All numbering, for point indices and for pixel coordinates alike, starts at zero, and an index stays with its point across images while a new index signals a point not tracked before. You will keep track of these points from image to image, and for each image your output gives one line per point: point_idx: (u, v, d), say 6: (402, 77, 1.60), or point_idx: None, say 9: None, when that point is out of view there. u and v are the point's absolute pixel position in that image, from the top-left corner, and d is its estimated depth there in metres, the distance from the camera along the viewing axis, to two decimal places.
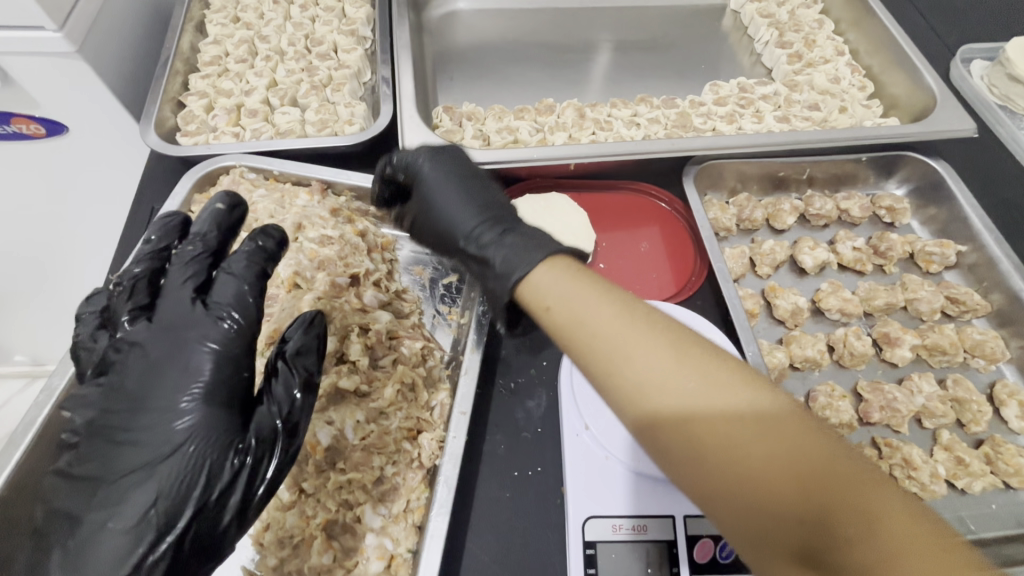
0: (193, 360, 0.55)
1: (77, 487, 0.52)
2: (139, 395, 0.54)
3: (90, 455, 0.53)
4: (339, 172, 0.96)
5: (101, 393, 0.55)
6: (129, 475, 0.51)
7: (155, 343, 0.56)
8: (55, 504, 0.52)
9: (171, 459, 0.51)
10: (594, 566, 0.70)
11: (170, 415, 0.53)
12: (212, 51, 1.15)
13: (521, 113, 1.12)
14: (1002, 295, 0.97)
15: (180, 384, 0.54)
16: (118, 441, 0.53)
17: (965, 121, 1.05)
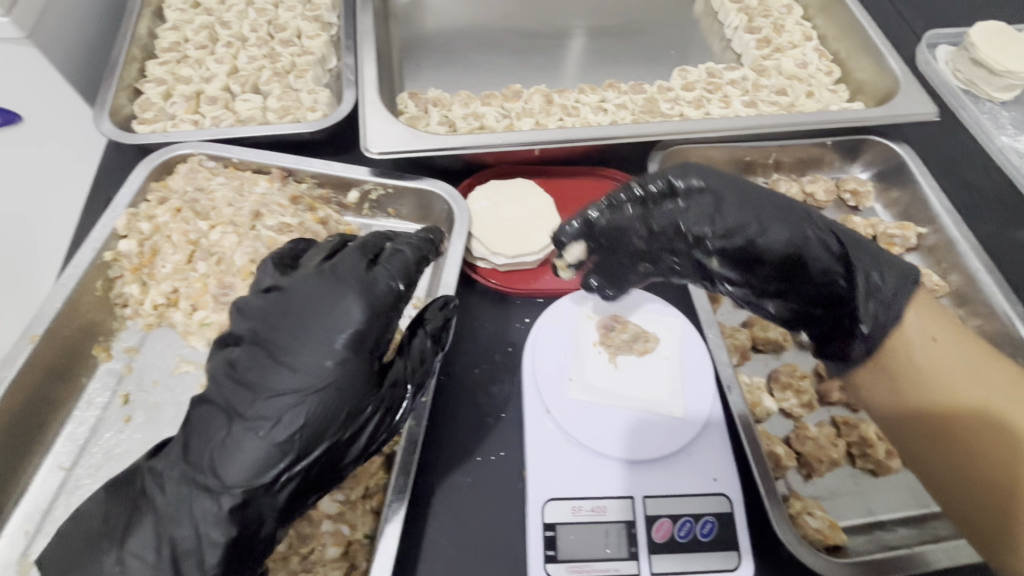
0: (352, 311, 0.62)
1: (227, 396, 0.62)
2: (293, 336, 0.62)
3: (241, 373, 0.62)
4: (300, 159, 0.94)
5: (256, 322, 0.64)
6: (269, 398, 0.60)
7: (317, 291, 0.64)
8: (210, 404, 0.62)
9: (308, 396, 0.59)
10: (553, 548, 0.70)
11: (336, 358, 0.61)
12: (171, 37, 1.12)
13: (487, 99, 1.11)
14: (959, 276, 0.99)
15: (336, 330, 0.62)
16: (266, 366, 0.62)
17: (927, 105, 1.06)
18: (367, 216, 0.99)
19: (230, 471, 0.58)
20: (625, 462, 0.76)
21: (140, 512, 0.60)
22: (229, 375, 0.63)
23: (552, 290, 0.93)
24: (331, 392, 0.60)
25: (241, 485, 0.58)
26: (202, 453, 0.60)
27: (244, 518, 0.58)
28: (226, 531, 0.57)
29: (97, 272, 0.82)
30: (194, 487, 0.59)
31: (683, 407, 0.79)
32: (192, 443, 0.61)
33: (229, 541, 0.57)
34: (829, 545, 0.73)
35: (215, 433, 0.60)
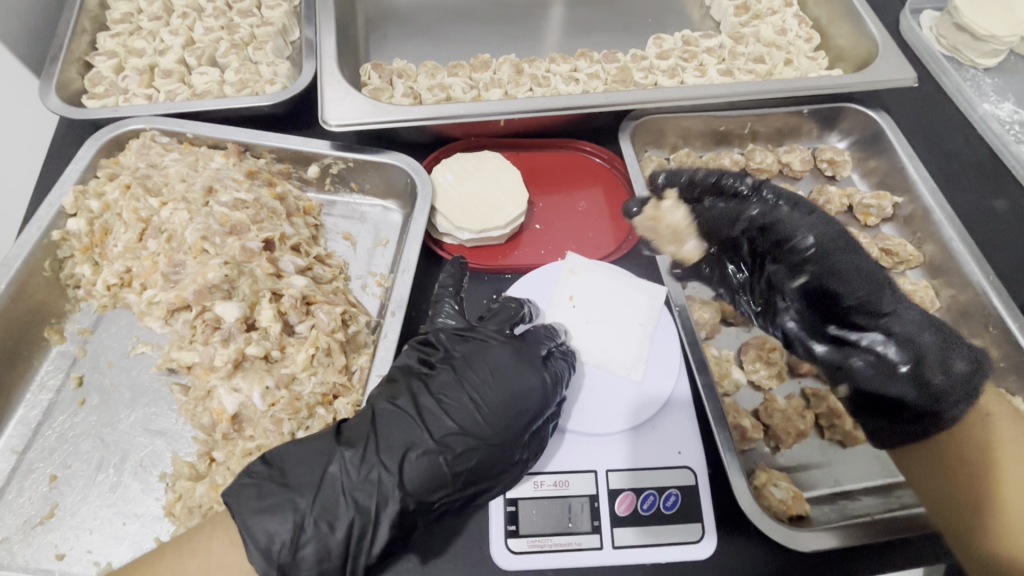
0: (536, 393, 0.68)
1: (425, 411, 0.66)
2: (486, 378, 0.69)
3: (435, 393, 0.68)
4: (256, 133, 0.90)
5: (452, 363, 0.70)
6: (456, 429, 0.66)
7: (513, 361, 0.70)
8: (401, 409, 0.66)
9: (492, 444, 0.66)
10: (515, 523, 0.70)
11: (523, 421, 0.67)
12: (122, 7, 1.07)
13: (455, 69, 1.08)
14: (934, 245, 0.97)
15: (525, 400, 0.68)
16: (460, 399, 0.67)
17: (906, 70, 1.03)
18: (330, 191, 0.96)
19: (411, 480, 0.63)
20: (589, 436, 0.75)
21: (328, 485, 0.61)
22: (426, 391, 0.68)
23: (519, 265, 0.91)
24: (502, 448, 0.67)
25: (412, 497, 0.63)
26: (395, 450, 0.64)
27: (399, 526, 0.63)
28: (386, 535, 0.62)
29: (45, 252, 0.79)
30: (384, 480, 0.62)
31: (642, 371, 0.79)
32: (386, 438, 0.64)
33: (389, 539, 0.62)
34: (792, 515, 0.72)
35: (407, 439, 0.64)
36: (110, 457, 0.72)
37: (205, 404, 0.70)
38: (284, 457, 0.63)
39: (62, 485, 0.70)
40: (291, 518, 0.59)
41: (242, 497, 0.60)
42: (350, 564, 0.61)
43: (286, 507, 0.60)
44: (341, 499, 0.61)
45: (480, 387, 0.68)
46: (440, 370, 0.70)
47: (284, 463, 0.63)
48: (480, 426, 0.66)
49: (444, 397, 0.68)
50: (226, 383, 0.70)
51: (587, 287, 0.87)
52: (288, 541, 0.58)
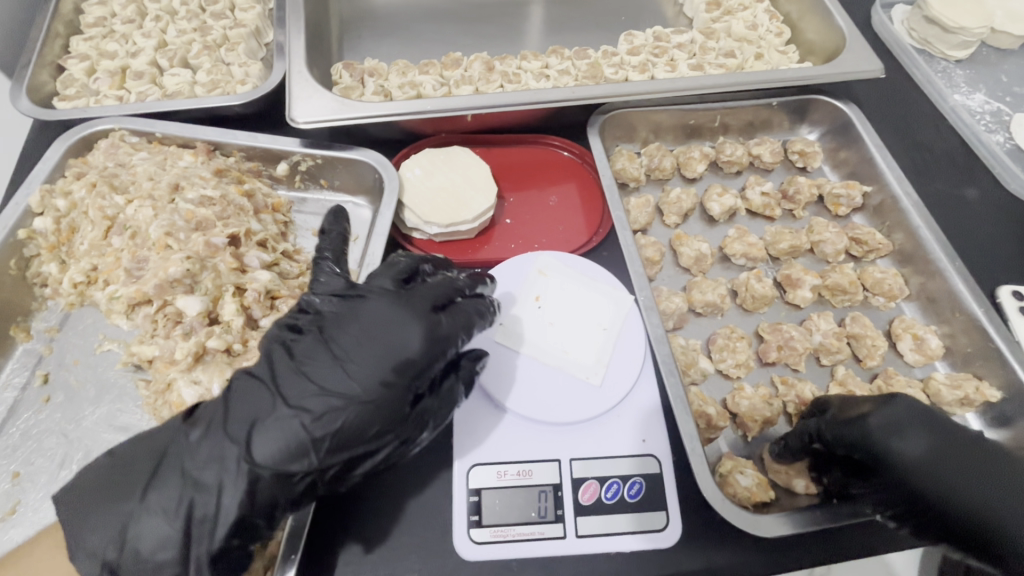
0: (412, 342, 0.62)
1: (279, 378, 0.62)
2: (357, 338, 0.63)
3: (297, 360, 0.64)
4: (225, 132, 0.91)
5: (315, 331, 0.66)
6: (315, 393, 0.61)
7: (389, 310, 0.65)
8: (255, 378, 0.63)
9: (361, 403, 0.60)
10: (478, 513, 0.70)
11: (400, 374, 0.61)
12: (96, 12, 1.09)
13: (426, 67, 1.09)
14: (903, 233, 0.97)
15: (398, 349, 0.62)
16: (325, 362, 0.62)
17: (873, 61, 1.04)
18: (300, 188, 0.96)
19: (262, 450, 0.58)
20: (554, 425, 0.74)
21: (164, 470, 0.60)
22: (287, 357, 0.64)
23: (490, 260, 0.92)
24: (376, 407, 0.60)
25: (264, 467, 0.58)
26: (258, 413, 0.61)
27: (251, 505, 0.59)
28: (224, 527, 0.58)
29: (11, 251, 0.79)
30: (229, 455, 0.59)
31: (602, 375, 0.78)
32: (234, 412, 0.61)
33: (226, 530, 0.58)
34: (757, 502, 0.73)
35: (256, 411, 0.61)
36: (74, 453, 0.72)
37: (165, 398, 0.70)
38: (129, 450, 0.63)
39: (25, 482, 0.70)
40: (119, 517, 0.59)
41: (76, 490, 0.60)
42: (192, 554, 0.58)
43: (121, 499, 0.59)
44: (175, 485, 0.59)
45: (354, 346, 0.63)
46: (314, 335, 0.65)
47: (130, 455, 0.62)
48: (350, 387, 0.60)
49: (311, 361, 0.63)
50: (186, 377, 0.69)
51: (556, 287, 0.85)
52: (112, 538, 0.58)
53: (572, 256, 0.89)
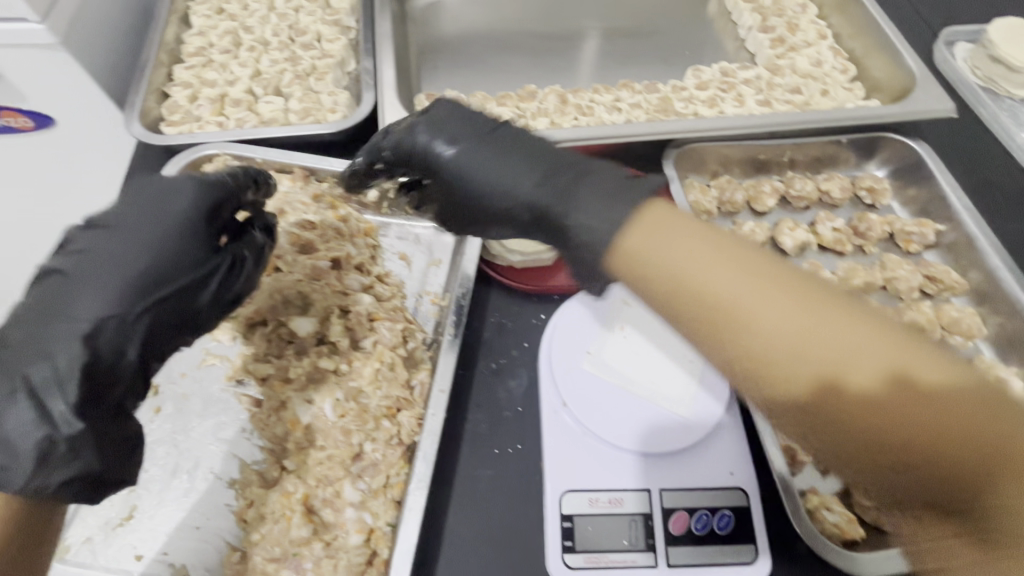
0: (177, 208, 0.67)
1: (67, 295, 0.62)
2: (112, 237, 0.65)
3: (75, 278, 0.63)
4: (322, 159, 0.96)
5: (73, 253, 0.64)
6: (136, 257, 0.65)
7: (148, 192, 0.68)
8: (54, 292, 0.62)
9: (160, 255, 0.66)
10: (571, 539, 0.71)
11: (146, 247, 0.65)
12: (196, 43, 1.16)
13: (503, 99, 1.13)
14: (979, 273, 0.98)
15: (156, 229, 0.66)
16: (109, 245, 0.65)
17: (944, 102, 1.06)
18: (385, 213, 0.97)
19: (85, 308, 0.61)
20: (643, 455, 0.76)
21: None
22: (63, 279, 0.63)
23: (567, 287, 0.93)
24: (194, 242, 0.68)
25: (92, 319, 0.61)
26: (46, 318, 0.61)
27: (95, 350, 0.60)
28: (81, 350, 0.59)
29: None
30: (48, 359, 0.58)
31: (690, 408, 0.79)
32: (62, 313, 0.61)
33: (134, 347, 0.63)
34: (846, 539, 0.73)
35: (52, 318, 0.61)
36: (183, 463, 0.75)
37: (279, 415, 0.75)
38: None
39: (140, 489, 0.73)
40: (19, 385, 0.57)
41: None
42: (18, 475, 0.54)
43: None
44: (3, 379, 0.57)
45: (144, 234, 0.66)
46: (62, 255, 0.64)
47: None
48: (156, 257, 0.65)
49: (104, 253, 0.64)
50: (300, 395, 0.75)
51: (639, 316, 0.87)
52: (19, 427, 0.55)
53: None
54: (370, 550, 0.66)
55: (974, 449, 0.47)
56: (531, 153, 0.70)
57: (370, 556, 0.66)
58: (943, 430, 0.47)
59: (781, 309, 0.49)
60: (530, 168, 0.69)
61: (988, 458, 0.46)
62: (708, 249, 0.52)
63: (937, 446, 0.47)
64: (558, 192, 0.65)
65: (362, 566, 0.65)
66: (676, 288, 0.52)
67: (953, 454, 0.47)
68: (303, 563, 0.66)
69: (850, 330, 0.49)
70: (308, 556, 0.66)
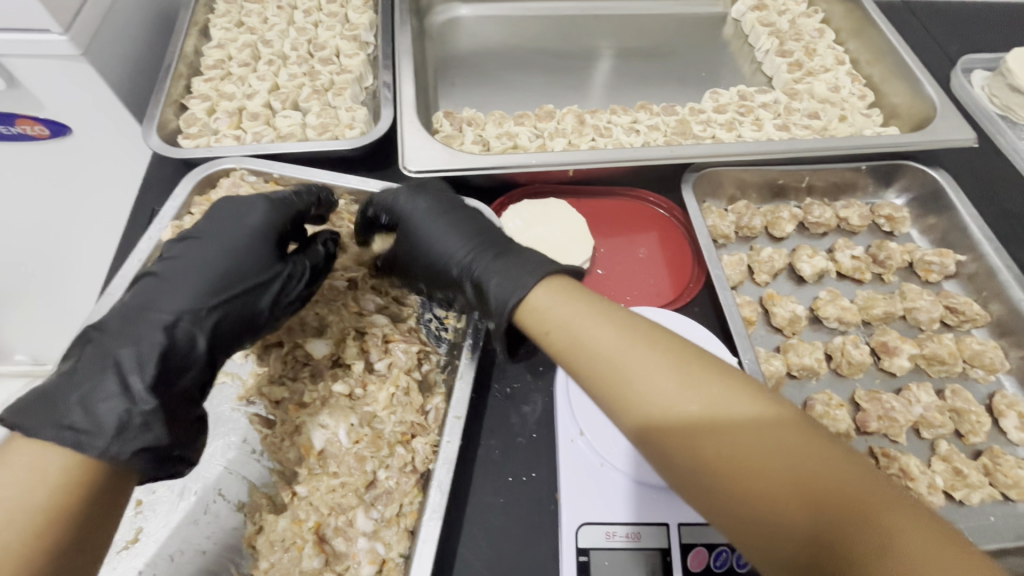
0: (263, 220, 0.73)
1: (161, 293, 0.66)
2: (205, 245, 0.71)
3: (170, 279, 0.67)
4: (339, 175, 0.95)
5: (170, 258, 0.69)
6: (215, 260, 0.69)
7: (227, 209, 0.74)
8: (147, 290, 0.66)
9: (238, 264, 0.71)
10: (587, 574, 0.69)
11: (234, 257, 0.71)
12: (215, 55, 1.16)
13: (521, 119, 1.13)
14: (1001, 305, 0.97)
15: (242, 239, 0.72)
16: (192, 251, 0.70)
17: (965, 131, 1.05)
18: None
19: (169, 302, 0.65)
20: (662, 488, 0.74)
21: (89, 353, 0.61)
22: (158, 279, 0.67)
23: None
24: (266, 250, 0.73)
25: (174, 313, 0.65)
26: (140, 312, 0.64)
27: (173, 341, 0.64)
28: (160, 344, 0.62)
29: None
30: (139, 349, 0.61)
31: None
32: (153, 311, 0.65)
33: (203, 338, 0.66)
34: None
35: (146, 314, 0.64)
36: (191, 484, 0.73)
37: (293, 440, 0.73)
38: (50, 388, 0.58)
39: (146, 510, 0.71)
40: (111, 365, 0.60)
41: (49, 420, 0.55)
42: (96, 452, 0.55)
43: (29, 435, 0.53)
44: (96, 362, 0.60)
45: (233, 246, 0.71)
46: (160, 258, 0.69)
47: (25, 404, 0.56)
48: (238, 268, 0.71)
49: (193, 259, 0.70)
50: (314, 420, 0.73)
51: None
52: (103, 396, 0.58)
53: (665, 308, 0.88)
54: None
55: (856, 523, 0.46)
56: (475, 229, 0.78)
57: None
58: (857, 498, 0.47)
59: (721, 381, 0.53)
60: (467, 240, 0.76)
61: (870, 527, 0.45)
62: (642, 341, 0.57)
63: (901, 549, 0.44)
64: (487, 263, 0.72)
65: None
66: (603, 360, 0.57)
67: (856, 534, 0.45)
68: None
69: (745, 398, 0.52)
70: None
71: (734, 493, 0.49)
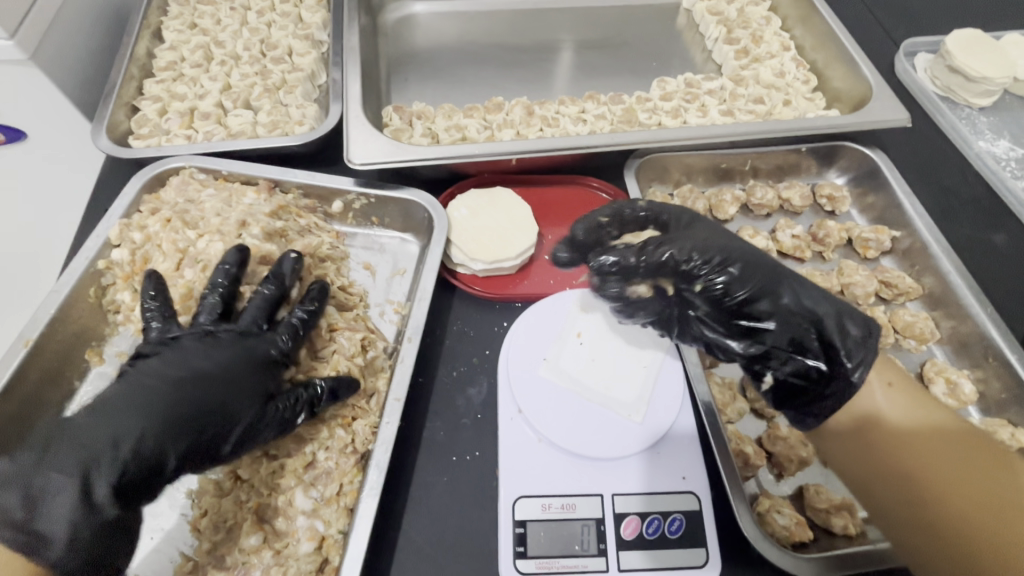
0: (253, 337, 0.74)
1: (139, 400, 0.66)
2: (198, 354, 0.71)
3: (152, 379, 0.68)
4: (286, 170, 0.98)
5: (167, 365, 0.70)
6: (207, 380, 0.69)
7: (260, 319, 0.77)
8: (130, 389, 0.67)
9: (230, 392, 0.69)
10: (523, 544, 0.72)
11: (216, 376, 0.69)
12: (167, 57, 1.18)
13: (470, 111, 1.15)
14: (933, 277, 1.00)
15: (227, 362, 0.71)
16: (197, 358, 0.71)
17: (898, 112, 1.08)
18: (352, 224, 1.02)
19: (144, 417, 0.64)
20: (598, 461, 0.77)
21: (57, 451, 0.61)
22: (141, 379, 0.68)
23: (529, 295, 0.95)
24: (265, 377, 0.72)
25: (146, 431, 0.63)
26: (119, 414, 0.64)
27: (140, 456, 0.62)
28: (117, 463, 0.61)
29: (90, 280, 0.86)
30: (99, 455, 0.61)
31: (642, 412, 0.81)
32: (119, 420, 0.64)
33: (167, 466, 0.64)
34: (796, 541, 0.74)
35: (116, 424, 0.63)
36: None
37: None
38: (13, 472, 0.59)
39: None
40: (75, 464, 0.60)
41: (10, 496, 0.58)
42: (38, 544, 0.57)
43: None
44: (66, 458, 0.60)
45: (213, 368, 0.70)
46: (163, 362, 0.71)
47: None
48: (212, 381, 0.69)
49: (181, 359, 0.70)
50: None
51: (595, 323, 0.89)
52: (59, 505, 0.58)
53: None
54: (320, 558, 0.67)
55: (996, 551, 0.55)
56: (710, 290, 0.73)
57: (320, 564, 0.67)
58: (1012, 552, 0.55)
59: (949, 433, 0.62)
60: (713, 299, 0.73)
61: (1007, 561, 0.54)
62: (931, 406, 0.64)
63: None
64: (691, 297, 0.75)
65: (312, 573, 0.66)
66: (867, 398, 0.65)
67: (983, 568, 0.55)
68: (251, 572, 0.67)
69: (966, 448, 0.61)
70: (256, 564, 0.67)
71: (916, 507, 0.60)
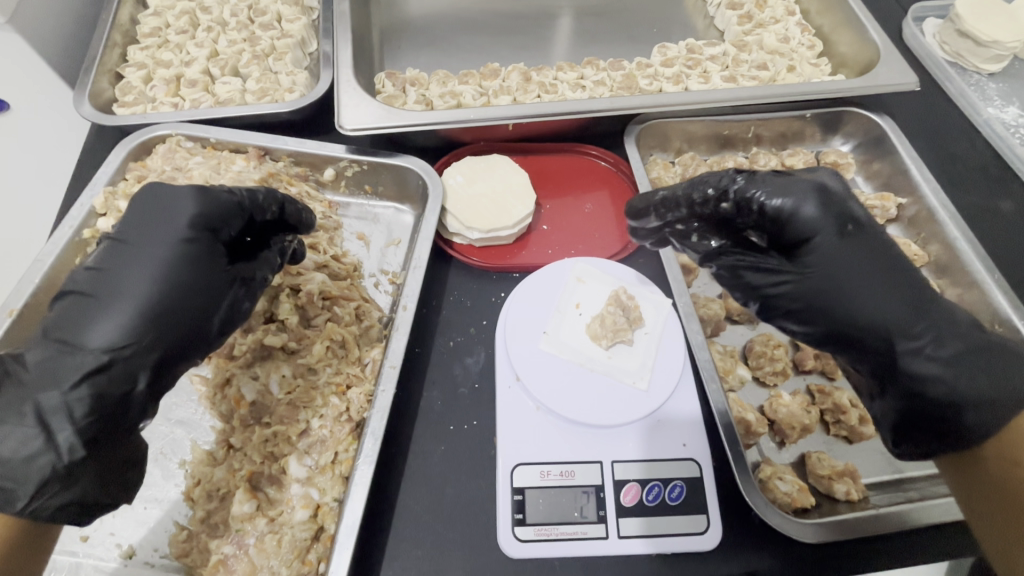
0: (193, 221, 0.68)
1: (86, 322, 0.62)
2: (133, 263, 0.66)
3: (101, 300, 0.64)
4: (276, 138, 0.95)
5: (104, 280, 0.65)
6: (153, 282, 0.65)
7: (158, 196, 0.69)
8: (75, 313, 0.63)
9: (185, 285, 0.66)
10: (522, 512, 0.71)
11: (166, 277, 0.65)
12: (152, 23, 1.14)
13: (465, 78, 1.12)
14: (939, 245, 0.98)
15: (171, 259, 0.66)
16: (130, 264, 0.66)
17: (907, 74, 1.04)
18: (345, 193, 1.00)
19: (98, 335, 0.62)
20: (600, 429, 0.76)
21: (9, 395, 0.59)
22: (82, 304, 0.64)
23: (528, 265, 0.93)
24: (214, 261, 0.69)
25: (107, 352, 0.61)
26: (68, 347, 0.61)
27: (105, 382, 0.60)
28: (89, 387, 0.59)
29: (76, 249, 0.84)
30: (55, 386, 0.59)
31: (647, 380, 0.79)
32: (76, 343, 0.62)
33: (146, 373, 0.63)
34: (798, 507, 0.73)
35: (71, 350, 0.61)
36: None
37: (223, 393, 0.75)
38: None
39: None
40: (32, 407, 0.58)
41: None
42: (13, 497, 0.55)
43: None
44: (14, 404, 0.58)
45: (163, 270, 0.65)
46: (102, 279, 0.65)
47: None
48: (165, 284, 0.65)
49: (122, 273, 0.65)
50: (244, 373, 0.75)
51: (594, 293, 0.87)
52: (32, 451, 0.56)
53: (608, 263, 0.91)
54: (316, 526, 0.66)
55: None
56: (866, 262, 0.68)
57: (316, 532, 0.66)
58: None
59: None
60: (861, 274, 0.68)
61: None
62: None
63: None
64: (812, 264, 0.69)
65: (307, 541, 0.65)
66: None
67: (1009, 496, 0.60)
68: (246, 539, 0.66)
69: None
70: (250, 531, 0.67)
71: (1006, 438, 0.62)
